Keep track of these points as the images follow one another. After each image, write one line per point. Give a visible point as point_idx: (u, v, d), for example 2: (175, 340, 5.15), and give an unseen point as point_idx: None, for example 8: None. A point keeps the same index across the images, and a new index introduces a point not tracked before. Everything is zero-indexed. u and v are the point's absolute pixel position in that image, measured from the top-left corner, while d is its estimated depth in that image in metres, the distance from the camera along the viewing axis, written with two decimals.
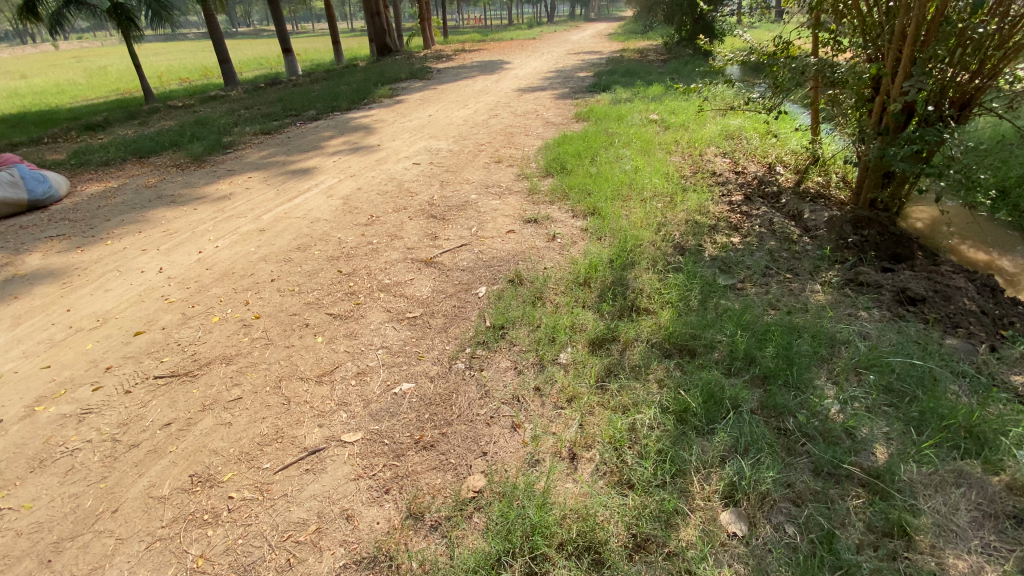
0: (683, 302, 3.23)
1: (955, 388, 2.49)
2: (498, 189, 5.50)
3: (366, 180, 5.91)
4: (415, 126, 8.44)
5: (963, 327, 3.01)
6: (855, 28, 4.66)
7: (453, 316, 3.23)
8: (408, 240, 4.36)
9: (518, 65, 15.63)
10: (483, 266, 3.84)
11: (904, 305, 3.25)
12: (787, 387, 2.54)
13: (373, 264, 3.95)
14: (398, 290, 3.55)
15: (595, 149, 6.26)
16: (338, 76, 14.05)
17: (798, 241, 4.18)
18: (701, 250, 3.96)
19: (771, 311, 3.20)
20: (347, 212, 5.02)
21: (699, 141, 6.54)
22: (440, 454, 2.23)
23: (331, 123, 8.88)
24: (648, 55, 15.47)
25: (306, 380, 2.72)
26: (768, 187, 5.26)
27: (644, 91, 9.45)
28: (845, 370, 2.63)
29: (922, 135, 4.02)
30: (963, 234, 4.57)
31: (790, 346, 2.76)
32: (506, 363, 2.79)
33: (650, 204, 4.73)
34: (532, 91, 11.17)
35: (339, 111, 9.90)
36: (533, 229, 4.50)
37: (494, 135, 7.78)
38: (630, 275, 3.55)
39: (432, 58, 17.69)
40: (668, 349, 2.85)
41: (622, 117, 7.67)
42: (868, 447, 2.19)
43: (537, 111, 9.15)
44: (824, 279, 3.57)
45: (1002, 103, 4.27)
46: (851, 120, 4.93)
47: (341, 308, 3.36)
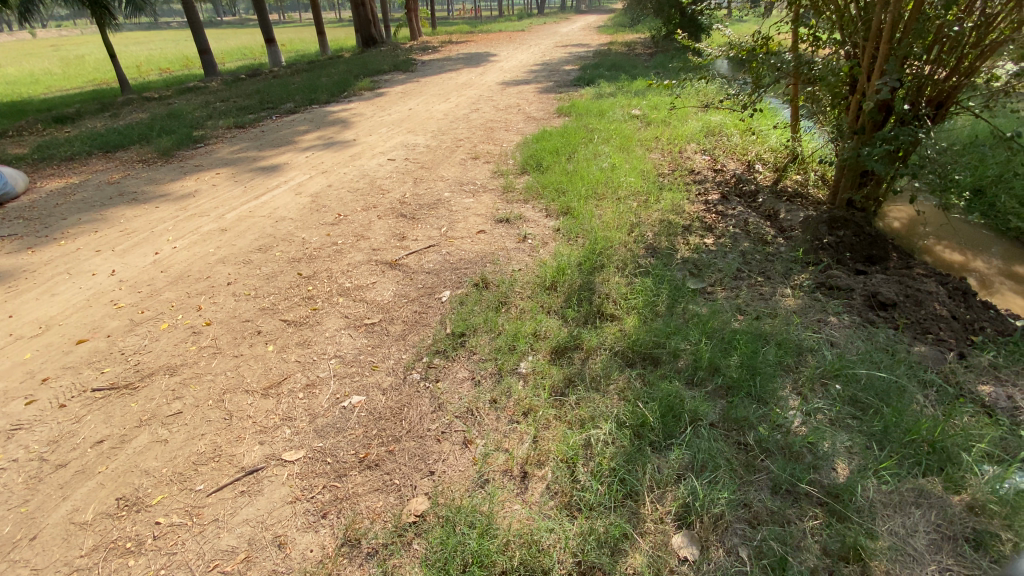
0: (651, 307, 3.13)
1: (922, 399, 2.43)
2: (472, 187, 5.36)
3: (338, 177, 5.74)
4: (393, 120, 8.24)
5: (933, 333, 2.95)
6: (833, 24, 4.58)
7: (413, 322, 3.10)
8: (374, 240, 4.22)
9: (505, 57, 15.42)
10: (449, 269, 3.71)
11: (874, 310, 3.19)
12: (750, 399, 2.46)
13: (335, 266, 3.80)
14: (358, 294, 3.41)
15: (574, 146, 6.13)
16: (320, 67, 13.75)
17: (772, 242, 4.11)
18: (674, 252, 3.86)
19: (739, 317, 3.12)
20: (314, 210, 4.86)
21: (680, 137, 6.44)
22: (384, 474, 2.13)
23: (307, 117, 8.65)
24: (635, 49, 15.33)
25: (251, 394, 2.61)
26: (746, 186, 5.18)
27: (628, 85, 9.33)
28: (810, 381, 2.56)
29: (897, 135, 3.95)
30: (939, 235, 4.53)
31: (755, 356, 2.68)
32: (463, 372, 2.67)
33: (624, 204, 4.63)
34: (516, 85, 10.98)
35: (318, 104, 9.67)
36: (504, 229, 4.38)
37: (473, 130, 7.63)
38: (598, 278, 3.45)
39: (417, 49, 17.38)
40: (632, 358, 2.75)
41: (603, 113, 7.55)
42: (829, 463, 2.11)
43: (519, 106, 8.99)
44: (796, 283, 3.50)
45: (979, 102, 4.18)
46: (829, 118, 4.86)
47: (296, 314, 3.23)
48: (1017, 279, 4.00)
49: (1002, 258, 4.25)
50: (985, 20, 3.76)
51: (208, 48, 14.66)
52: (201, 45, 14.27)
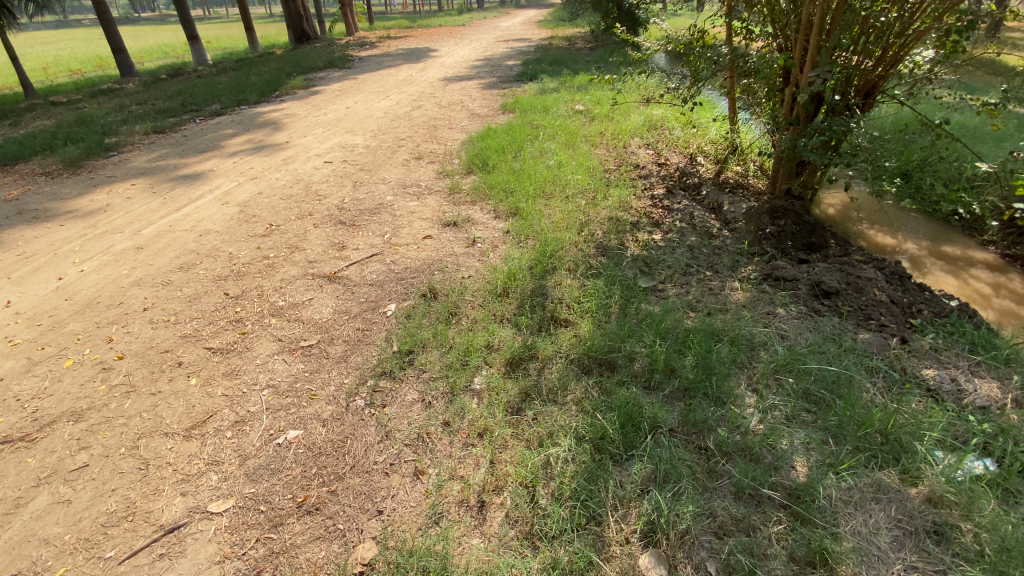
0: (604, 310, 3.05)
1: (870, 388, 2.46)
2: (416, 189, 5.13)
3: (269, 183, 5.36)
4: (330, 121, 7.83)
5: (875, 319, 3.02)
6: (765, 18, 4.67)
7: (355, 341, 2.87)
8: (310, 251, 3.93)
9: (446, 52, 15.11)
10: (393, 279, 3.49)
11: (819, 299, 3.25)
12: (707, 401, 2.41)
13: (266, 282, 3.51)
14: (293, 313, 3.14)
15: (519, 143, 6.01)
16: (248, 65, 12.96)
17: (717, 235, 4.15)
18: (624, 250, 3.81)
19: (691, 315, 3.09)
20: (243, 221, 4.50)
21: (624, 132, 6.44)
22: (326, 519, 1.93)
23: (235, 119, 8.10)
24: (576, 43, 15.37)
25: (171, 437, 2.34)
26: (689, 179, 5.23)
27: (571, 80, 9.29)
28: (764, 376, 2.55)
29: (830, 125, 4.07)
30: (871, 220, 4.73)
31: (709, 354, 2.65)
32: (412, 394, 2.48)
33: (573, 202, 4.55)
34: (457, 81, 10.74)
35: (248, 105, 9.08)
36: (452, 233, 4.19)
37: (416, 128, 7.36)
38: (550, 282, 3.33)
39: (353, 45, 16.74)
40: (589, 365, 2.65)
41: (547, 108, 7.47)
42: (789, 462, 2.10)
43: (462, 102, 8.77)
44: (743, 275, 3.53)
45: (904, 90, 4.37)
46: (765, 109, 4.97)
47: (222, 341, 2.94)
48: (945, 259, 4.20)
49: (931, 239, 4.46)
50: (908, 11, 3.89)
51: (123, 47, 13.54)
52: (116, 44, 13.13)
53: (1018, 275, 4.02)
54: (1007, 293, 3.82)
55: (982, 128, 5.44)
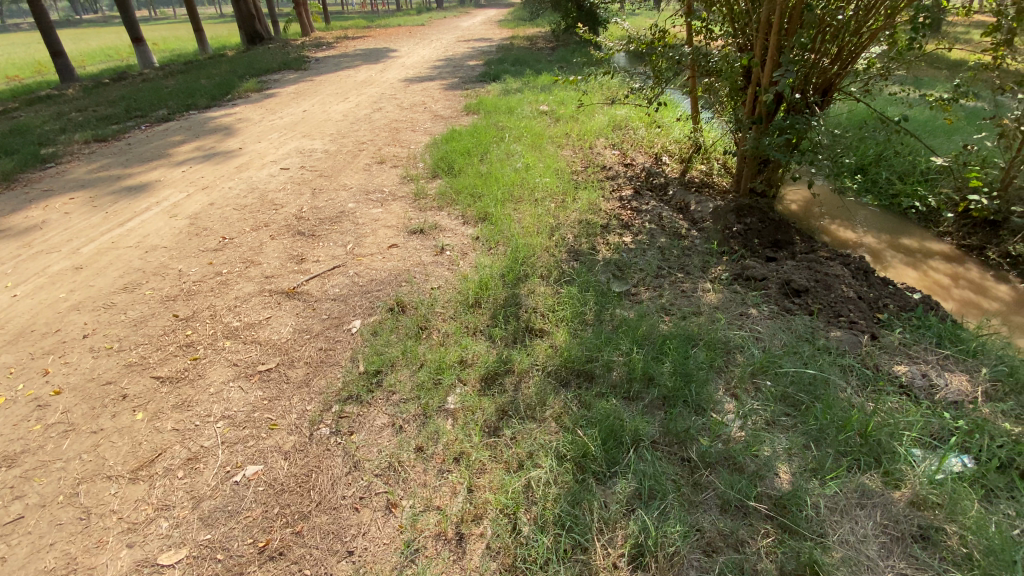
0: (579, 318, 2.96)
1: (846, 387, 2.47)
2: (380, 196, 4.94)
3: (222, 193, 5.07)
4: (286, 125, 7.51)
5: (845, 316, 3.05)
6: (724, 17, 4.69)
7: (318, 363, 2.70)
8: (267, 265, 3.71)
9: (406, 53, 14.82)
10: (357, 293, 3.31)
11: (789, 297, 3.26)
12: (688, 410, 2.36)
13: (219, 301, 3.28)
14: (250, 334, 2.94)
15: (485, 145, 5.89)
16: (198, 68, 12.38)
17: (687, 235, 4.14)
18: (596, 254, 3.74)
19: (666, 319, 3.04)
20: (193, 235, 4.22)
21: (589, 132, 6.41)
22: (291, 565, 1.79)
23: (184, 125, 7.68)
24: (537, 42, 15.33)
25: (115, 480, 2.14)
26: (656, 179, 5.22)
27: (534, 80, 9.23)
28: (742, 380, 2.52)
29: (792, 124, 4.12)
30: (832, 215, 4.83)
31: (687, 360, 2.60)
32: (381, 418, 2.33)
33: (542, 205, 4.46)
34: (419, 82, 10.52)
35: (198, 110, 8.64)
36: (419, 241, 4.04)
37: (377, 131, 7.14)
38: (523, 290, 3.23)
39: (310, 46, 16.22)
40: (566, 376, 2.55)
41: (512, 109, 7.38)
42: (773, 470, 2.06)
43: (424, 104, 8.58)
44: (714, 276, 3.51)
45: (859, 87, 4.48)
46: (727, 108, 5.02)
47: (172, 369, 2.72)
48: (904, 252, 4.32)
49: (890, 233, 4.59)
50: (862, 11, 3.97)
51: (61, 51, 12.74)
52: (53, 47, 12.29)
53: (972, 266, 4.17)
54: (964, 283, 3.95)
55: (932, 122, 5.64)
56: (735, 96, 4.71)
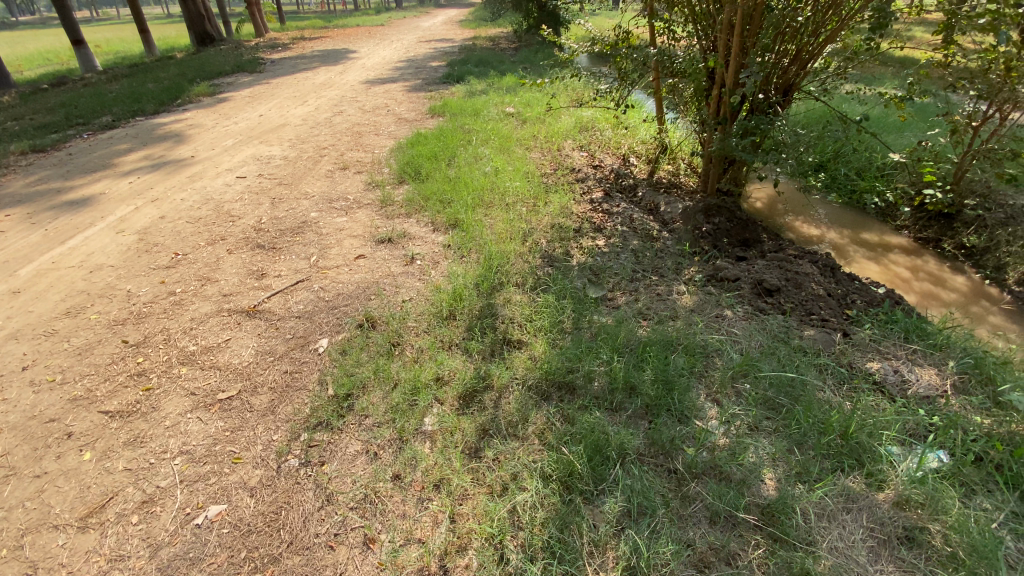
0: (557, 327, 2.89)
1: (823, 387, 2.47)
2: (344, 204, 4.76)
3: (173, 205, 4.78)
4: (242, 130, 7.19)
5: (817, 314, 3.09)
6: (687, 18, 4.72)
7: (283, 388, 2.54)
8: (226, 282, 3.50)
9: (366, 54, 14.50)
10: (323, 309, 3.15)
11: (762, 297, 3.28)
12: (671, 419, 2.31)
13: (173, 324, 3.07)
14: (207, 359, 2.75)
15: (452, 149, 5.76)
16: (145, 71, 11.76)
17: (658, 237, 4.13)
18: (570, 259, 3.69)
19: (643, 324, 3.00)
20: (143, 252, 3.95)
21: (557, 134, 6.36)
22: None
23: (130, 133, 7.25)
24: (499, 43, 15.25)
25: (62, 531, 1.95)
26: (625, 180, 5.22)
27: (498, 81, 9.15)
28: (722, 385, 2.50)
29: (757, 125, 4.16)
30: (795, 212, 4.94)
31: (668, 367, 2.56)
32: (354, 446, 2.21)
33: (513, 210, 4.38)
34: (381, 83, 10.28)
35: (145, 116, 8.18)
36: (387, 251, 3.89)
37: (339, 136, 6.91)
38: (498, 300, 3.14)
39: (264, 47, 15.66)
40: (547, 389, 2.47)
41: (478, 111, 7.27)
42: (759, 477, 2.04)
43: (387, 106, 8.37)
44: (688, 277, 3.50)
45: (818, 87, 4.59)
46: (691, 109, 5.05)
47: (122, 402, 2.51)
48: (867, 246, 4.44)
49: (851, 228, 4.71)
50: (820, 12, 4.05)
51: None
52: None
53: (930, 258, 4.33)
54: (924, 275, 4.09)
55: (886, 118, 5.83)
56: (700, 96, 4.74)
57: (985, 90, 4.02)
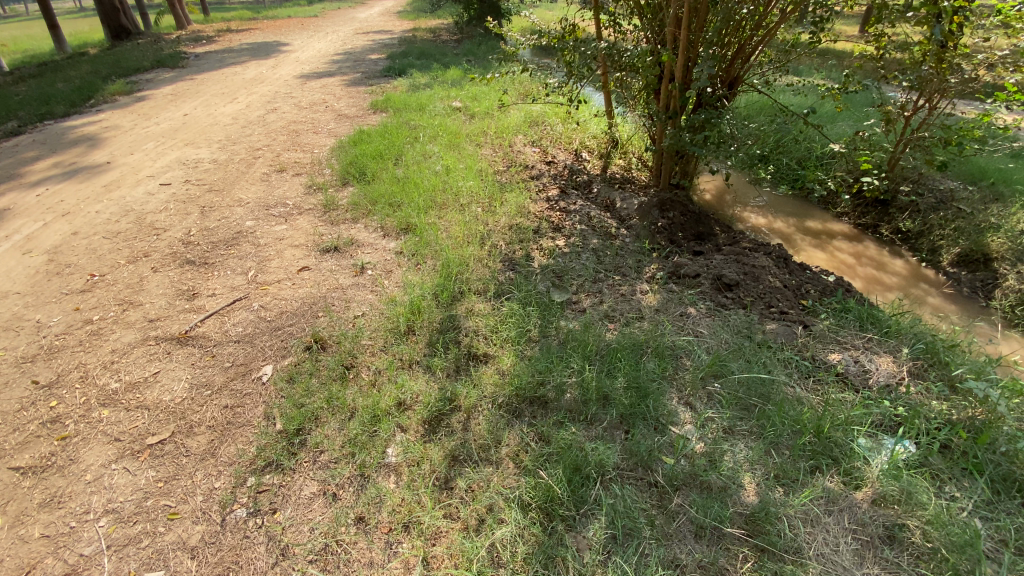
0: (523, 337, 2.74)
1: (790, 383, 2.45)
2: (283, 210, 4.41)
3: (88, 219, 4.27)
4: (164, 131, 6.58)
5: (776, 306, 3.08)
6: (633, 11, 4.66)
7: (224, 426, 2.27)
8: (153, 305, 3.14)
9: (300, 46, 13.74)
10: (266, 331, 2.87)
11: (722, 292, 3.25)
12: (648, 428, 2.22)
13: (91, 357, 2.70)
14: (134, 398, 2.43)
15: (398, 147, 5.48)
16: (49, 68, 10.63)
17: (616, 234, 4.07)
18: (531, 262, 3.55)
19: (611, 327, 2.90)
20: (54, 274, 3.49)
21: (506, 130, 6.20)
22: None
23: (34, 137, 6.48)
24: (440, 35, 14.84)
25: None
26: (579, 177, 5.14)
27: (442, 75, 8.86)
28: (694, 386, 2.43)
29: (708, 119, 4.15)
30: (742, 202, 5.04)
31: (639, 372, 2.47)
32: (309, 487, 1.99)
33: (468, 211, 4.20)
34: (316, 78, 9.72)
35: (50, 118, 7.34)
36: (333, 261, 3.62)
37: (274, 135, 6.45)
38: (459, 311, 2.96)
39: (187, 40, 14.56)
40: (517, 406, 2.32)
41: (423, 106, 6.99)
42: (739, 484, 1.98)
43: (325, 102, 7.91)
44: (650, 275, 3.44)
45: (761, 79, 4.64)
46: (640, 102, 5.01)
47: (32, 456, 2.16)
48: (812, 234, 4.57)
49: (796, 217, 4.84)
50: (763, 6, 4.07)
51: None
52: None
53: (870, 243, 4.52)
54: (867, 260, 4.25)
55: (821, 108, 6.05)
56: (649, 90, 4.70)
57: (917, 81, 4.26)
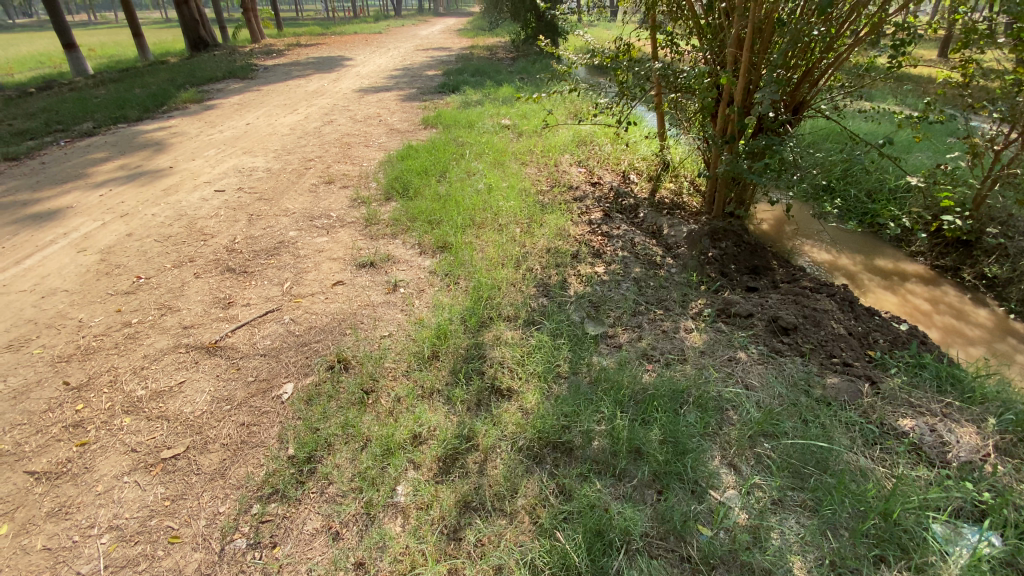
0: (551, 372, 2.56)
1: (852, 450, 2.15)
2: (326, 221, 4.45)
3: (144, 221, 4.46)
4: (226, 140, 6.87)
5: (838, 357, 2.74)
6: (692, 30, 4.49)
7: (237, 445, 2.22)
8: (188, 312, 3.18)
9: (362, 61, 14.27)
10: (292, 346, 2.84)
11: (778, 336, 2.93)
12: (683, 490, 1.98)
13: (123, 362, 2.74)
14: (156, 407, 2.43)
15: (443, 163, 5.46)
16: (133, 76, 11.42)
17: (662, 264, 3.84)
18: (567, 289, 3.38)
19: (649, 367, 2.68)
20: (103, 274, 3.62)
21: (553, 149, 6.09)
22: None
23: (108, 140, 6.91)
24: (496, 53, 15.06)
25: None
26: (625, 200, 4.94)
27: (494, 92, 8.91)
28: (740, 445, 2.17)
29: (768, 145, 3.87)
30: (803, 235, 4.70)
31: (677, 423, 2.24)
32: (312, 523, 1.89)
33: (507, 232, 4.08)
34: (374, 92, 9.99)
35: (126, 123, 7.83)
36: (368, 276, 3.58)
37: (327, 147, 6.62)
38: (487, 339, 2.82)
39: (259, 53, 15.40)
40: (539, 451, 2.14)
41: (472, 123, 7.01)
42: (787, 567, 1.72)
43: (379, 116, 8.09)
44: (696, 312, 3.19)
45: (830, 104, 4.31)
46: (695, 125, 4.77)
47: (50, 460, 2.17)
48: (881, 275, 4.16)
49: (864, 254, 4.44)
50: (836, 26, 3.77)
51: None
52: None
53: (949, 288, 4.06)
54: (945, 307, 3.81)
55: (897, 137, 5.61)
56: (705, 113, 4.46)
57: (1009, 112, 3.76)
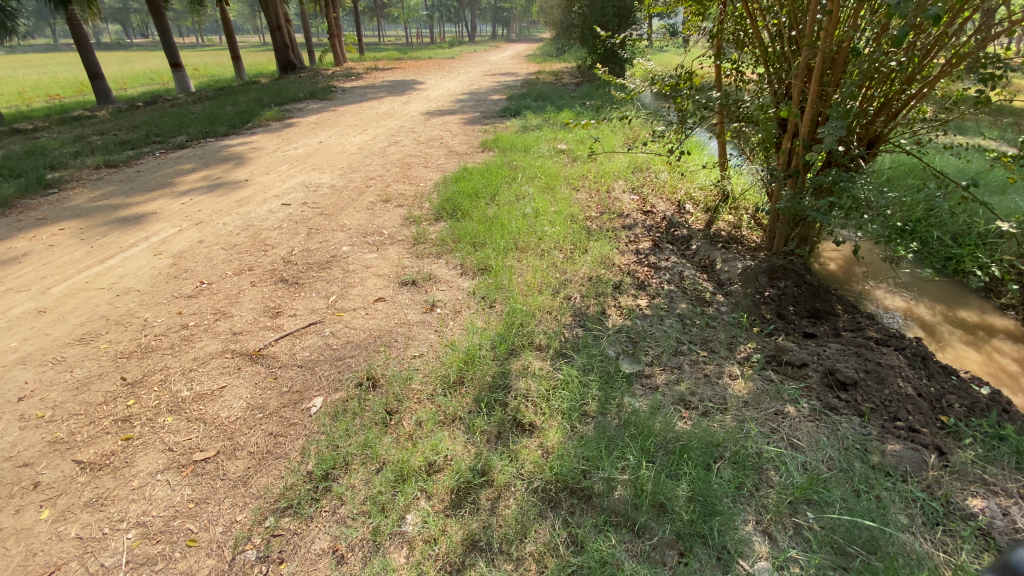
0: (577, 411, 2.47)
1: (909, 531, 1.89)
2: (377, 238, 4.61)
3: (214, 230, 4.80)
4: (298, 156, 7.33)
5: (903, 421, 2.45)
6: (758, 58, 4.31)
7: (262, 454, 2.28)
8: (239, 319, 3.36)
9: (432, 85, 14.90)
10: (327, 359, 2.91)
11: (834, 391, 2.66)
12: (708, 556, 1.82)
13: (175, 362, 2.92)
14: (196, 409, 2.55)
15: (495, 186, 5.53)
16: (227, 94, 12.51)
17: (710, 301, 3.64)
18: (605, 321, 3.28)
19: (684, 414, 2.51)
20: (171, 278, 3.91)
21: (607, 175, 6.01)
22: None
23: (196, 153, 7.56)
24: (562, 78, 15.25)
25: None
26: (677, 231, 4.77)
27: (554, 117, 8.98)
28: (777, 512, 1.97)
29: (835, 181, 3.59)
30: (874, 278, 4.33)
31: (709, 479, 2.07)
32: (320, 543, 1.89)
33: (549, 258, 4.04)
34: (439, 115, 10.36)
35: (214, 138, 8.54)
36: (408, 294, 3.64)
37: (388, 166, 6.89)
38: (515, 368, 2.76)
39: (339, 75, 16.45)
40: (554, 495, 2.05)
41: (529, 147, 7.09)
42: None
43: (440, 138, 8.37)
44: (743, 357, 2.97)
45: (910, 138, 3.96)
46: (758, 155, 4.54)
47: (97, 452, 2.33)
48: (964, 328, 3.74)
49: (944, 304, 4.01)
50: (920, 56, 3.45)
51: None
52: (93, 69, 11.65)
53: None
54: None
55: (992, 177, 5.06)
56: (768, 145, 4.24)
57: None
